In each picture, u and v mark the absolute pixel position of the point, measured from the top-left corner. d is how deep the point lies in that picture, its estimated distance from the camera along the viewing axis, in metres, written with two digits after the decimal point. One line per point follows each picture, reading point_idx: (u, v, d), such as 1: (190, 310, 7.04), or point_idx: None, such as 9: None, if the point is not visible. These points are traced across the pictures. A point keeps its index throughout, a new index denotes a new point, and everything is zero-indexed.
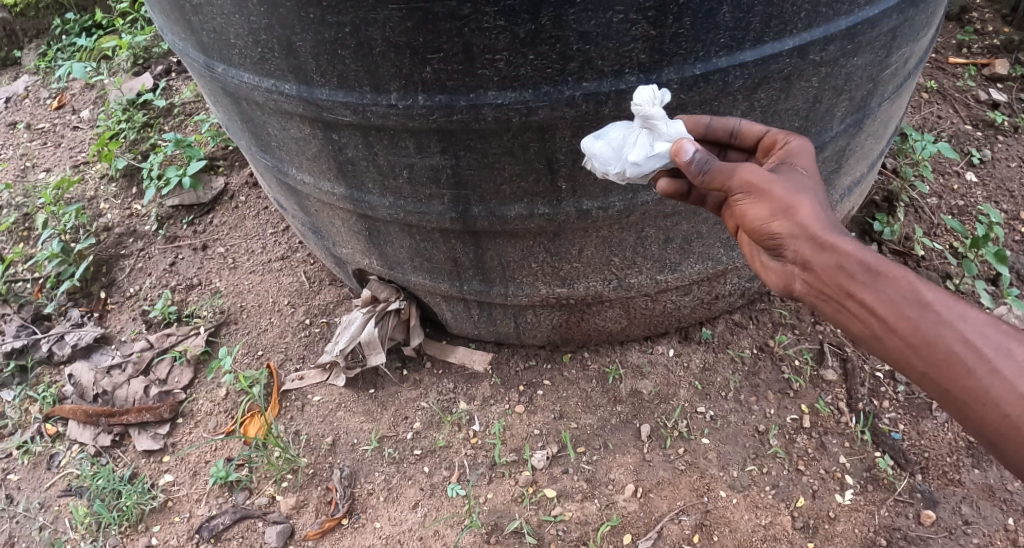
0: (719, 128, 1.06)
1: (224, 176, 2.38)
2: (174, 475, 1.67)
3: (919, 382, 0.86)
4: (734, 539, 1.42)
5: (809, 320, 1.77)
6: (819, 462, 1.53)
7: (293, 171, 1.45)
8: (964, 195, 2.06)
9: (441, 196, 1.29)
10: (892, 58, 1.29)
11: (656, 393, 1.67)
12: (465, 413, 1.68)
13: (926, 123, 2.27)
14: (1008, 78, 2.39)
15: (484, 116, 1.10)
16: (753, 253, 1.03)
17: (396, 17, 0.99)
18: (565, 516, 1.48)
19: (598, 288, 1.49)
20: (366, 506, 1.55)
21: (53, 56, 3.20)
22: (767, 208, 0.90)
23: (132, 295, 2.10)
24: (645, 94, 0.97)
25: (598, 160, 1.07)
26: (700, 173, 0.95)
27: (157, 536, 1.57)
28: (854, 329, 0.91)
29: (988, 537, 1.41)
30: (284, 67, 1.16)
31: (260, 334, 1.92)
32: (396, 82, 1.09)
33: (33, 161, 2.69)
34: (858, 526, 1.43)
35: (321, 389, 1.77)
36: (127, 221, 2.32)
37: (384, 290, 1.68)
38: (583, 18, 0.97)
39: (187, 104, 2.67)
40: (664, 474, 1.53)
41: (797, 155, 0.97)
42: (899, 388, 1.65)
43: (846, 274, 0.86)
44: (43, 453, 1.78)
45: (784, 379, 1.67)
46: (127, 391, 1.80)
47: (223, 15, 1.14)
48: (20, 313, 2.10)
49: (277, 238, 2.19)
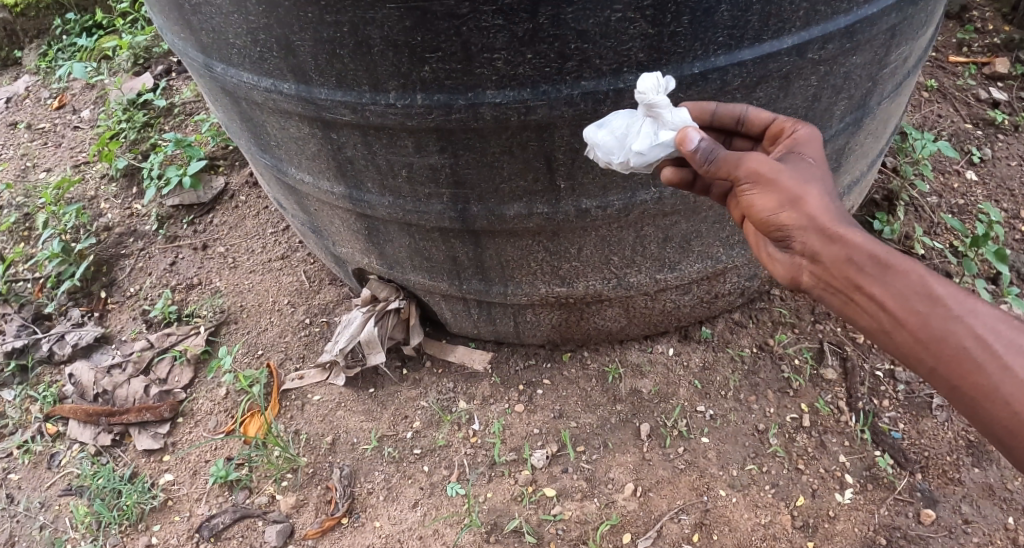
0: (725, 115, 1.06)
1: (224, 176, 2.38)
2: (174, 474, 1.67)
3: (928, 376, 0.86)
4: (733, 538, 1.42)
5: (809, 319, 1.77)
6: (819, 461, 1.53)
7: (292, 170, 1.45)
8: (964, 193, 2.06)
9: (440, 195, 1.29)
10: (892, 56, 1.29)
11: (656, 392, 1.67)
12: (465, 412, 1.68)
13: (926, 122, 2.27)
14: (1008, 77, 2.38)
15: (483, 115, 1.10)
16: (759, 244, 1.03)
17: (395, 16, 0.99)
18: (565, 515, 1.48)
19: (597, 288, 1.49)
20: (366, 506, 1.55)
21: (53, 56, 3.21)
22: (776, 199, 0.90)
23: (132, 295, 2.11)
24: (649, 82, 0.98)
25: (601, 149, 1.06)
26: (706, 162, 0.94)
27: (157, 535, 1.57)
28: (863, 323, 0.91)
29: (989, 536, 1.41)
30: (282, 67, 1.16)
31: (260, 333, 1.92)
32: (395, 81, 1.09)
33: (33, 161, 2.69)
34: (858, 525, 1.43)
35: (321, 388, 1.77)
36: (127, 221, 2.32)
37: (384, 289, 1.68)
38: (582, 17, 0.97)
39: (188, 104, 2.67)
40: (664, 474, 1.53)
41: (805, 144, 0.97)
42: (898, 388, 1.65)
43: (855, 266, 0.86)
44: (43, 452, 1.78)
45: (784, 378, 1.67)
46: (127, 391, 1.80)
47: (222, 14, 1.14)
48: (20, 313, 2.11)
49: (277, 238, 2.19)
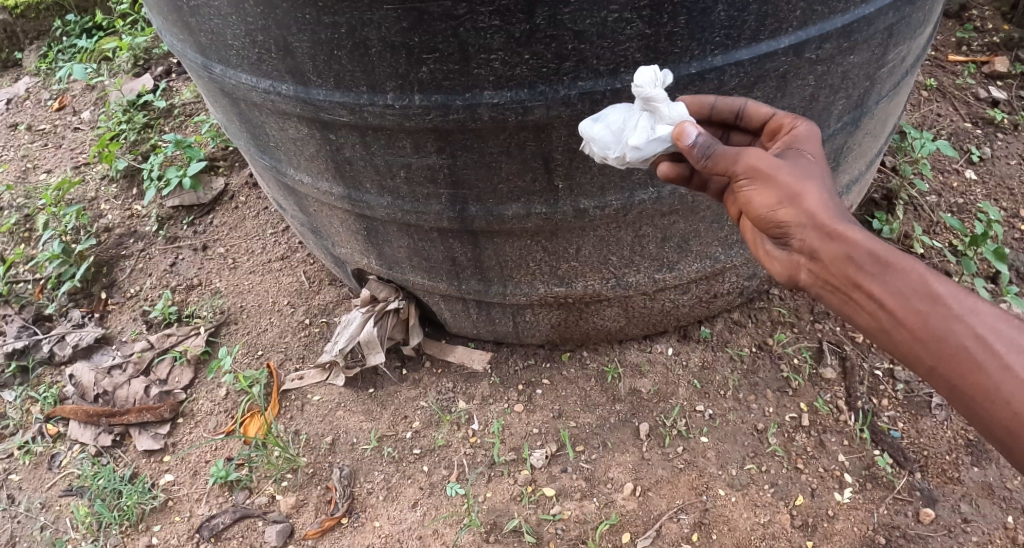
0: (724, 109, 1.06)
1: (224, 177, 2.39)
2: (174, 475, 1.68)
3: (927, 376, 0.86)
4: (732, 538, 1.42)
5: (808, 318, 1.77)
6: (819, 460, 1.53)
7: (292, 171, 1.46)
8: (964, 192, 2.06)
9: (439, 196, 1.29)
10: (890, 55, 1.29)
11: (656, 391, 1.67)
12: (464, 412, 1.68)
13: (925, 121, 2.27)
14: (1007, 76, 2.38)
15: (480, 115, 1.10)
16: (757, 242, 1.02)
17: (392, 17, 1.00)
18: (564, 514, 1.48)
19: (596, 288, 1.49)
20: (366, 506, 1.55)
21: (54, 57, 3.21)
22: (774, 195, 0.90)
23: (132, 296, 2.11)
24: (647, 75, 0.97)
25: (597, 143, 1.05)
26: (703, 158, 0.93)
27: (157, 535, 1.58)
28: (861, 321, 0.91)
29: (988, 535, 1.41)
30: (281, 68, 1.16)
31: (260, 334, 1.92)
32: (392, 82, 1.09)
33: (34, 162, 2.70)
34: (857, 524, 1.43)
35: (321, 389, 1.77)
36: (127, 222, 2.33)
37: (384, 290, 1.68)
38: (578, 18, 0.97)
39: (188, 105, 2.68)
40: (663, 473, 1.53)
41: (804, 140, 0.97)
42: (898, 387, 1.65)
43: (854, 264, 0.86)
44: (43, 453, 1.79)
45: (783, 377, 1.67)
46: (127, 392, 1.81)
47: (221, 16, 1.14)
48: (21, 313, 2.11)
49: (277, 238, 2.20)
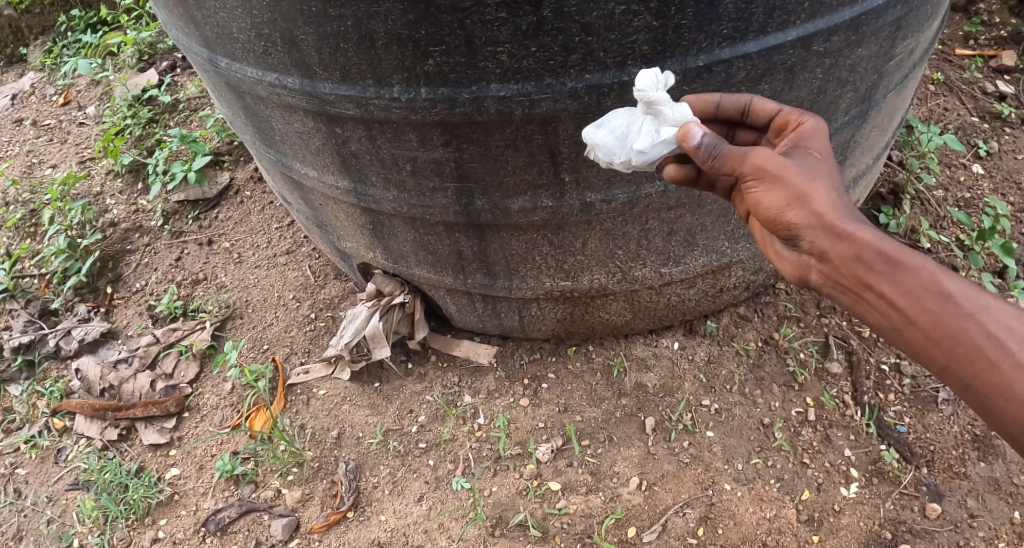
0: (730, 107, 1.06)
1: (229, 171, 2.39)
2: (180, 468, 1.68)
3: (941, 373, 0.86)
4: (737, 532, 1.42)
5: (814, 312, 1.77)
6: (825, 455, 1.53)
7: (297, 165, 1.46)
8: (971, 187, 2.06)
9: (445, 189, 1.29)
10: (897, 49, 1.28)
11: (661, 385, 1.66)
12: (469, 406, 1.68)
13: (932, 116, 2.26)
14: (1014, 70, 2.38)
15: (487, 108, 1.10)
16: (766, 241, 1.02)
17: (398, 10, 0.99)
18: (569, 508, 1.48)
19: (602, 281, 1.49)
20: (372, 499, 1.56)
21: (59, 52, 3.19)
22: (782, 196, 0.89)
23: (138, 290, 2.12)
24: (648, 78, 0.97)
25: (602, 149, 1.05)
26: (709, 158, 0.94)
27: (164, 529, 1.58)
28: (872, 319, 0.90)
29: (994, 530, 1.41)
30: (287, 61, 1.16)
31: (266, 328, 1.93)
32: (399, 75, 1.09)
33: (39, 157, 2.71)
34: (863, 519, 1.43)
35: (326, 383, 1.77)
36: (132, 217, 2.32)
37: (389, 283, 1.68)
38: (585, 10, 0.97)
39: (193, 100, 2.70)
40: (669, 467, 1.53)
41: (811, 138, 0.96)
42: (904, 381, 1.64)
43: (864, 264, 0.86)
44: (50, 447, 1.80)
45: (789, 371, 1.67)
46: (133, 386, 1.82)
47: (226, 10, 1.14)
48: (27, 308, 2.12)
49: (283, 232, 2.20)
